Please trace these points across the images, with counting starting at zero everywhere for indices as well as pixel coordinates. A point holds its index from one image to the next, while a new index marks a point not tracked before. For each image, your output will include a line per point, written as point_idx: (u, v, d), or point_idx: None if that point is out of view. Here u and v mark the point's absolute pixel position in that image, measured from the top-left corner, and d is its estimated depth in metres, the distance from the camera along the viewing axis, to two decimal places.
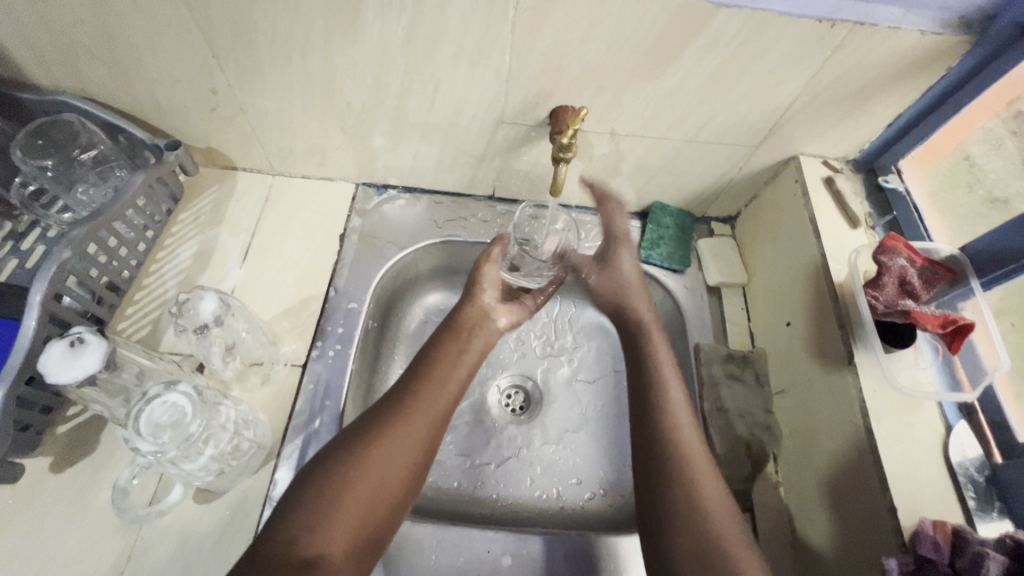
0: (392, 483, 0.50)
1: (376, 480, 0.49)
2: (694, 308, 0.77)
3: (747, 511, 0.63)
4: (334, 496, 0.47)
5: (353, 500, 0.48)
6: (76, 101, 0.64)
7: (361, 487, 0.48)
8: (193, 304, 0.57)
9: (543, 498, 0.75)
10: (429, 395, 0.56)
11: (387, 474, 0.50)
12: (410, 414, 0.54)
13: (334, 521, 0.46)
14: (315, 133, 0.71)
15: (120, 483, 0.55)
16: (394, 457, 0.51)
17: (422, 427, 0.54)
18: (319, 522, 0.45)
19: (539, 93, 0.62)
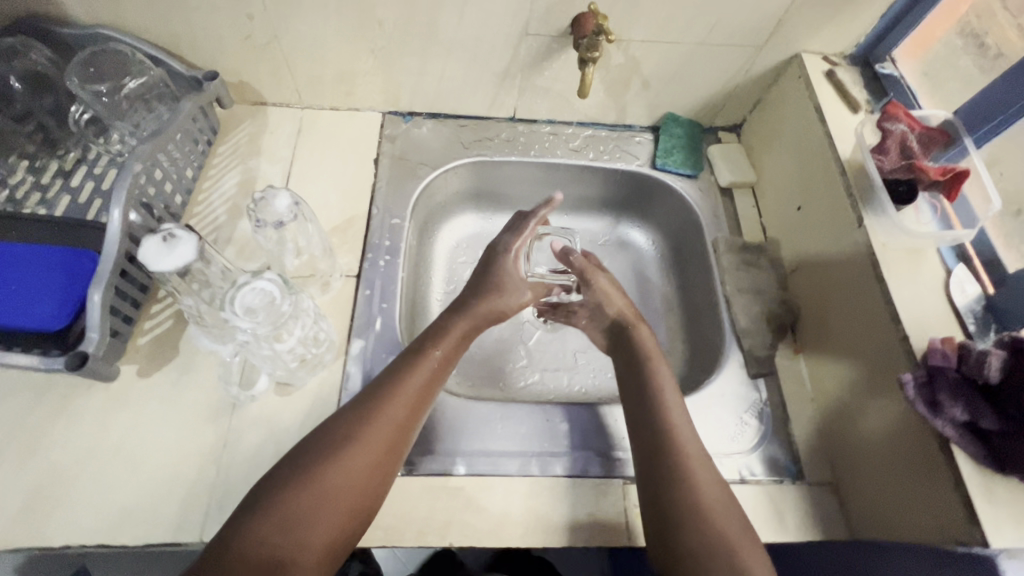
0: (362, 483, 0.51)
1: (335, 503, 0.49)
2: (710, 207, 0.83)
3: (773, 374, 0.70)
4: (305, 500, 0.48)
5: (326, 506, 0.48)
6: (121, 35, 0.68)
7: (316, 511, 0.48)
8: (267, 202, 0.64)
9: (582, 391, 0.82)
10: (394, 412, 0.54)
11: (346, 497, 0.49)
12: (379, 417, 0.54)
13: (308, 526, 0.47)
14: (346, 58, 0.74)
15: (224, 361, 0.62)
16: (354, 471, 0.50)
17: (385, 442, 0.53)
18: (290, 527, 0.46)
19: (562, 0, 0.66)
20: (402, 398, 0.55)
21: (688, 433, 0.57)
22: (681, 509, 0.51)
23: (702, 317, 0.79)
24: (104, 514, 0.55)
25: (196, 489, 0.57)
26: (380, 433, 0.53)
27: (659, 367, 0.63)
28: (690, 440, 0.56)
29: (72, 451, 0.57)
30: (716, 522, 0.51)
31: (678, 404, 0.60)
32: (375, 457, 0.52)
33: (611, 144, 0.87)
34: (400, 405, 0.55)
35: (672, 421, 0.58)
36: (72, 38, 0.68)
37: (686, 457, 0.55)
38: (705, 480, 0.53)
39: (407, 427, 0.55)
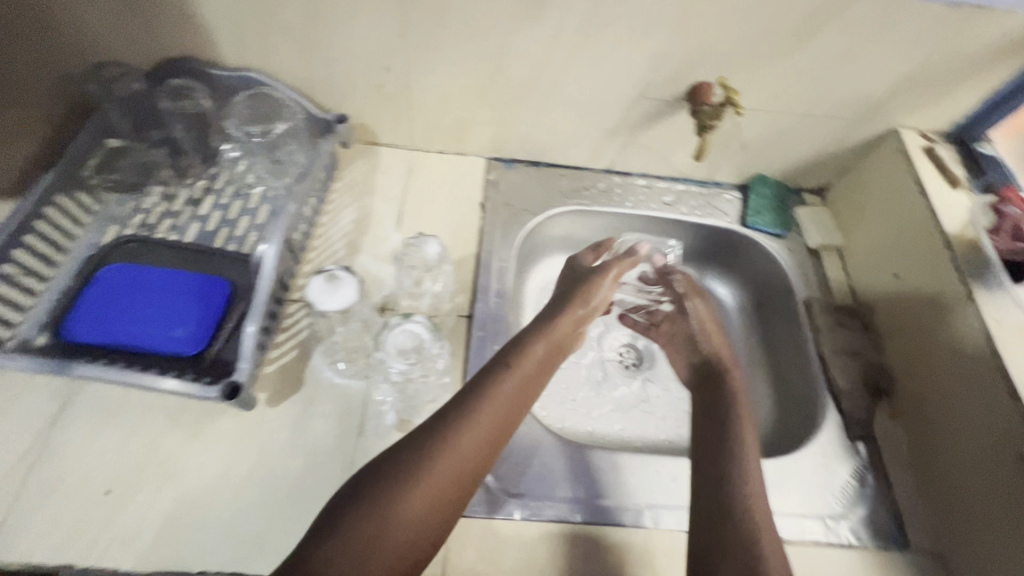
0: (457, 487, 0.51)
1: (408, 528, 0.47)
2: (799, 266, 0.85)
3: (873, 437, 0.71)
4: (403, 497, 0.48)
5: (420, 504, 0.48)
6: (267, 79, 0.73)
7: (386, 529, 0.46)
8: (419, 247, 0.72)
9: (668, 440, 0.84)
10: (473, 439, 0.53)
11: (434, 499, 0.49)
12: (479, 420, 0.54)
13: (400, 518, 0.47)
14: (467, 108, 0.79)
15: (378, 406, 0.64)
16: (454, 471, 0.51)
17: (482, 446, 0.53)
18: (386, 518, 0.46)
19: (685, 70, 0.71)
20: (482, 427, 0.54)
21: (752, 459, 0.60)
22: (724, 531, 0.54)
23: (793, 374, 0.81)
24: (237, 543, 0.55)
25: None
26: (458, 457, 0.51)
27: (739, 405, 0.67)
28: (750, 460, 0.60)
29: (207, 477, 0.58)
30: (757, 543, 0.52)
31: (747, 433, 0.63)
32: (450, 481, 0.50)
33: (701, 200, 0.90)
34: (480, 432, 0.53)
35: (741, 448, 0.61)
36: (221, 79, 0.73)
37: (739, 473, 0.58)
38: (755, 489, 0.57)
39: (497, 439, 0.55)
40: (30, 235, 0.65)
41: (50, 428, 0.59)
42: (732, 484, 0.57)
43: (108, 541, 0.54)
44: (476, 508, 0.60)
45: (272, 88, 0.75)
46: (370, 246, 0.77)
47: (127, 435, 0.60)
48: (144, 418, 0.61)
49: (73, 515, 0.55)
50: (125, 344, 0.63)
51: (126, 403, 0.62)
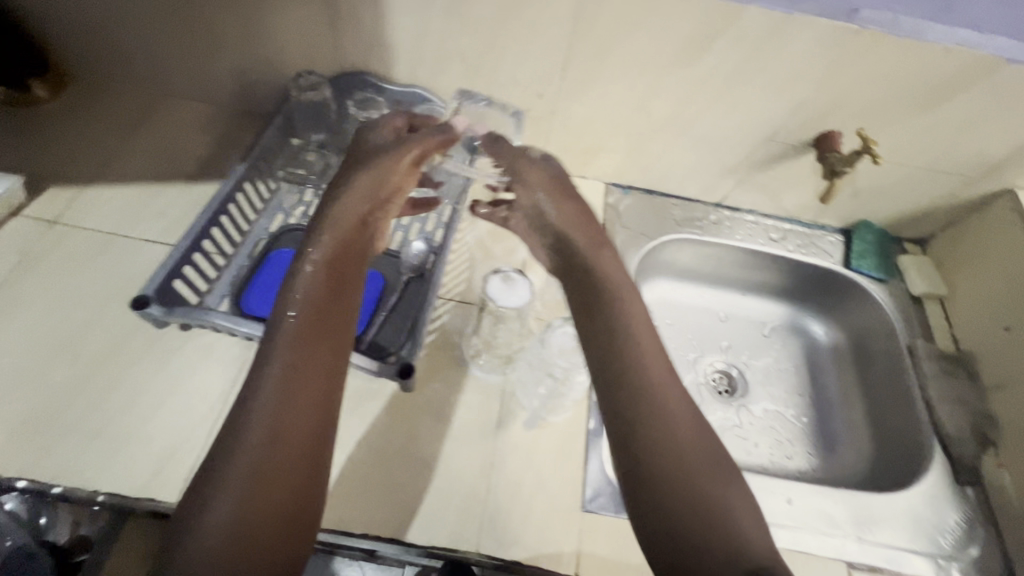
0: (291, 450, 0.46)
1: (246, 460, 0.44)
2: (902, 312, 0.88)
3: (982, 485, 0.73)
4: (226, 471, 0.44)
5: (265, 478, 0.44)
6: (432, 97, 0.81)
7: (261, 458, 0.45)
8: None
9: (761, 467, 0.86)
10: (300, 364, 0.50)
11: (254, 467, 0.44)
12: (263, 371, 0.49)
13: (223, 490, 0.43)
14: (601, 136, 0.85)
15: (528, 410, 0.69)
16: (280, 422, 0.46)
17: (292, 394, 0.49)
18: (230, 499, 0.43)
19: (818, 120, 0.76)
20: (297, 354, 0.51)
21: (683, 415, 0.51)
22: (678, 510, 0.46)
23: (894, 416, 0.83)
24: (395, 513, 0.61)
25: (472, 503, 0.62)
26: (304, 379, 0.50)
27: (649, 358, 0.55)
28: (682, 427, 0.50)
29: (367, 450, 0.64)
30: (734, 505, 0.46)
31: (652, 393, 0.52)
32: (278, 397, 0.48)
33: (805, 240, 0.95)
34: (287, 353, 0.51)
35: (635, 399, 0.52)
36: (391, 93, 0.81)
37: (677, 438, 0.49)
38: (665, 458, 0.48)
39: (320, 383, 0.50)
40: (224, 215, 0.72)
41: (229, 391, 0.66)
42: (663, 450, 0.49)
43: None
44: (605, 507, 0.64)
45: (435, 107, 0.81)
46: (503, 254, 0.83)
47: None
48: None
49: None
50: None
51: None
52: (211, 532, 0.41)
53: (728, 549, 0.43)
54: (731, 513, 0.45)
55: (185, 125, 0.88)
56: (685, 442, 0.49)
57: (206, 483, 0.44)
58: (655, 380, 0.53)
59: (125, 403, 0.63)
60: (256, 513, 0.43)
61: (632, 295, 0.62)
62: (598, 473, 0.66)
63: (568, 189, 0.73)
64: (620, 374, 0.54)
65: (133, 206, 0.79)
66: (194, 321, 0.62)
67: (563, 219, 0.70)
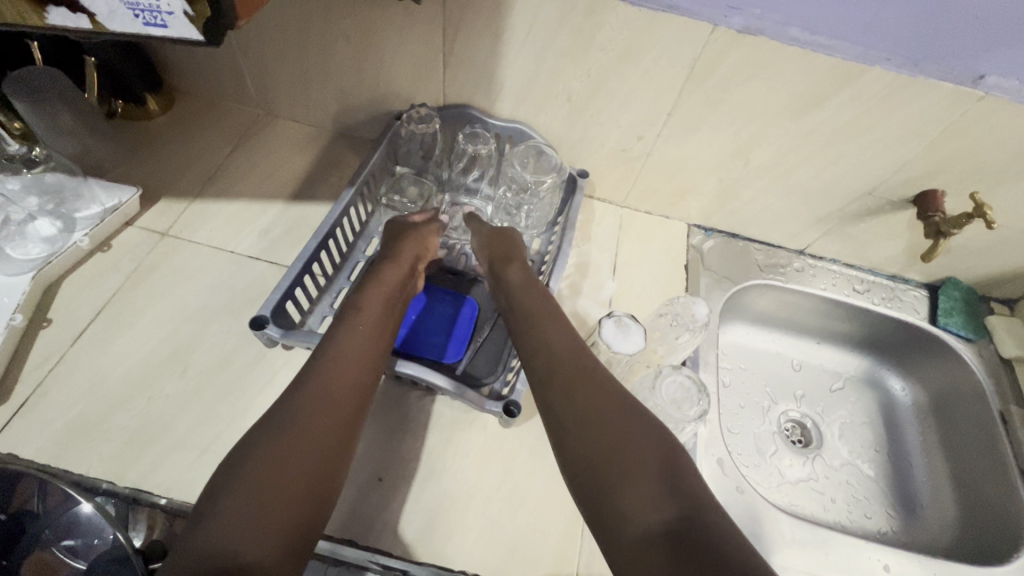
0: (297, 459, 0.48)
1: (280, 443, 0.48)
2: (993, 375, 0.86)
3: None
4: (256, 478, 0.46)
5: (256, 481, 0.46)
6: (533, 134, 0.83)
7: (287, 445, 0.48)
8: (689, 309, 0.74)
9: (838, 524, 0.84)
10: (335, 385, 0.54)
11: (266, 472, 0.46)
12: (316, 397, 0.53)
13: (239, 490, 0.45)
14: (692, 180, 0.86)
15: None
16: (294, 438, 0.49)
17: (316, 418, 0.51)
18: (240, 495, 0.45)
19: (923, 179, 0.76)
20: (339, 358, 0.57)
21: (613, 406, 0.53)
22: (601, 498, 0.48)
23: (985, 484, 0.81)
24: (494, 550, 0.61)
25: (568, 545, 0.62)
26: (336, 386, 0.54)
27: (558, 366, 0.58)
28: (621, 417, 0.52)
29: (463, 481, 0.65)
30: (620, 486, 0.47)
31: (594, 399, 0.54)
32: (319, 392, 0.53)
33: (889, 294, 0.94)
34: (338, 356, 0.57)
35: (574, 399, 0.54)
36: (494, 127, 0.83)
37: (636, 427, 0.51)
38: (615, 448, 0.49)
39: (342, 413, 0.53)
40: (331, 239, 0.74)
41: None
42: (609, 441, 0.50)
43: (384, 526, 0.60)
44: None
45: (537, 145, 0.83)
46: (590, 290, 0.84)
47: (393, 431, 0.67)
48: (406, 417, 0.68)
49: (355, 495, 0.62)
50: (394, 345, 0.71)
51: (393, 399, 0.69)
52: (225, 514, 0.43)
53: (666, 520, 0.44)
54: (677, 488, 0.46)
55: (286, 146, 0.92)
56: (642, 432, 0.51)
57: (231, 470, 0.47)
58: (561, 382, 0.56)
59: (232, 418, 0.65)
60: (263, 521, 0.44)
61: (547, 318, 0.64)
62: None
63: (510, 244, 0.75)
64: (540, 381, 0.58)
65: (238, 222, 0.82)
66: (309, 343, 0.64)
67: (495, 263, 0.73)
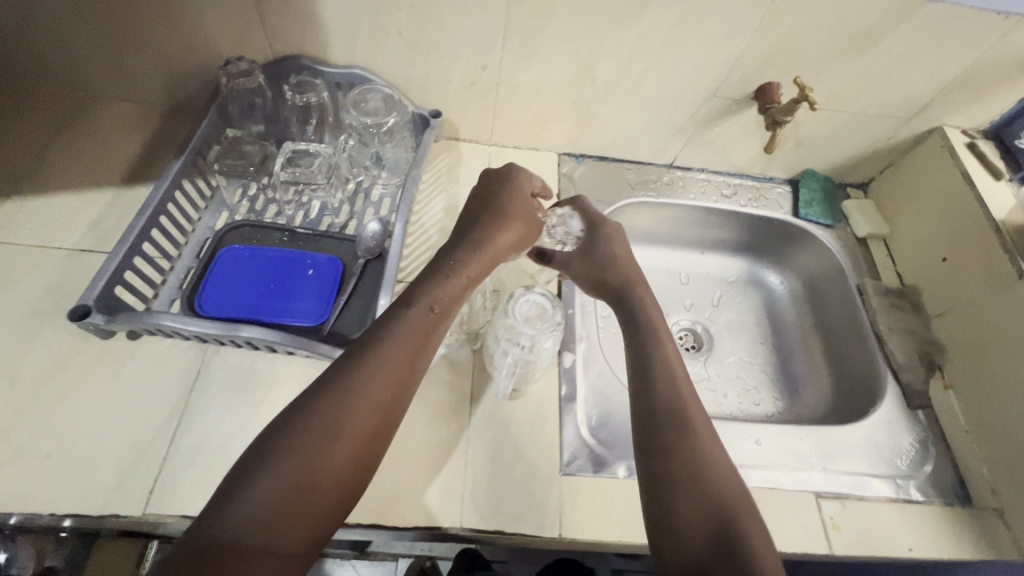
0: (336, 459, 0.45)
1: (318, 441, 0.45)
2: (848, 254, 0.92)
3: (930, 407, 0.77)
4: (299, 472, 0.43)
5: (290, 474, 0.43)
6: (369, 74, 0.78)
7: (321, 453, 0.45)
8: (565, 224, 0.80)
9: (732, 415, 0.88)
10: (380, 380, 0.50)
11: (301, 464, 0.44)
12: (360, 392, 0.48)
13: (276, 475, 0.43)
14: (548, 106, 0.85)
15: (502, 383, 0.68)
16: (337, 438, 0.46)
17: (362, 416, 0.47)
18: (270, 482, 0.42)
19: (757, 72, 0.77)
20: (390, 354, 0.51)
21: (697, 418, 0.54)
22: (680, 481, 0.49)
23: (850, 351, 0.88)
24: (375, 497, 0.60)
25: (450, 478, 0.63)
26: (379, 386, 0.49)
27: (675, 370, 0.59)
28: (701, 429, 0.53)
29: None
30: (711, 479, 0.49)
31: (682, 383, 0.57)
32: (360, 404, 0.48)
33: (755, 194, 0.98)
34: (383, 364, 0.50)
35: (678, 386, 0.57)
36: (328, 75, 0.79)
37: (691, 438, 0.52)
38: (691, 444, 0.52)
39: (382, 412, 0.49)
40: (163, 214, 0.69)
41: (188, 396, 0.63)
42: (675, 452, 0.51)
43: None
44: (586, 466, 0.65)
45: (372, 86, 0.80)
46: None
47: (260, 404, 0.64)
48: (271, 387, 0.65)
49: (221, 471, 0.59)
50: (249, 316, 0.68)
51: (256, 373, 0.66)
52: (242, 524, 0.41)
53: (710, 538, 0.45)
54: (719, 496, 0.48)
55: (114, 126, 0.84)
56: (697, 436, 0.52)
57: (262, 452, 0.44)
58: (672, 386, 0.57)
59: (75, 420, 0.60)
60: (284, 515, 0.42)
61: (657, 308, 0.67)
62: (574, 436, 0.67)
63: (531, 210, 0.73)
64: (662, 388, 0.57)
65: (65, 214, 0.74)
66: (140, 327, 0.60)
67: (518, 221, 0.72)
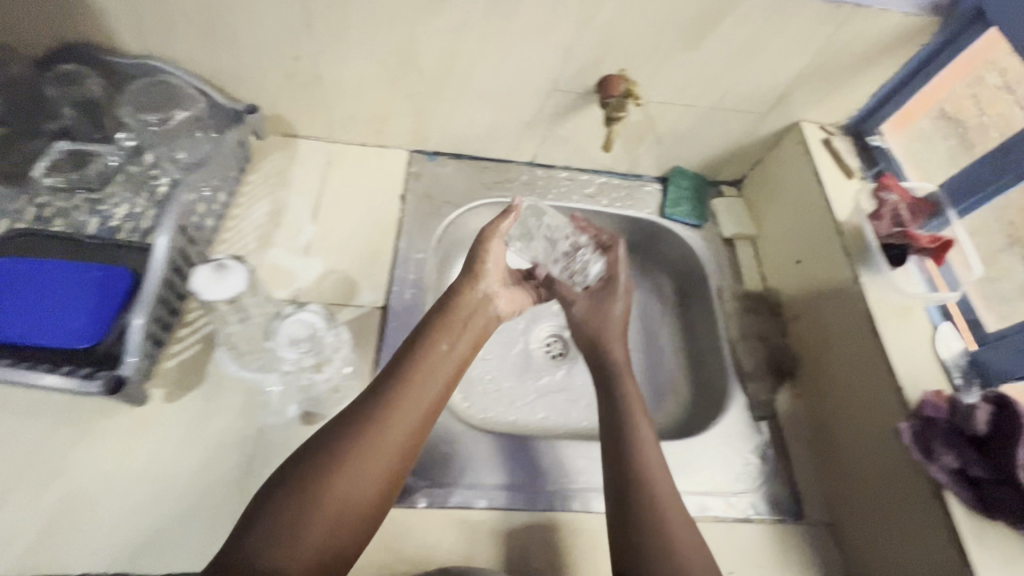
0: (342, 523, 0.45)
1: (331, 507, 0.45)
2: (713, 256, 0.89)
3: (775, 417, 0.74)
4: (281, 541, 0.43)
5: (305, 539, 0.43)
6: (168, 67, 0.70)
7: (314, 523, 0.44)
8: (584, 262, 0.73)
9: (590, 427, 0.85)
10: (405, 441, 0.50)
11: (329, 524, 0.45)
12: (369, 452, 0.48)
13: (279, 546, 0.43)
14: (382, 101, 0.78)
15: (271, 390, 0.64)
16: (339, 502, 0.45)
17: (373, 478, 0.47)
18: (282, 549, 0.42)
19: (592, 64, 0.72)
20: (405, 410, 0.51)
21: (662, 473, 0.56)
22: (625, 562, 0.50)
23: (705, 358, 0.84)
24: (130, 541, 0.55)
25: (223, 516, 0.57)
26: (382, 450, 0.48)
27: (642, 424, 0.60)
28: (667, 489, 0.55)
29: (100, 475, 0.57)
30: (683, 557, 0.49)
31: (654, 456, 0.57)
32: (394, 447, 0.49)
33: (622, 192, 0.93)
34: (399, 425, 0.50)
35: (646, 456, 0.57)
36: (119, 66, 0.69)
37: (661, 503, 0.53)
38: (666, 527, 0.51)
39: (387, 474, 0.48)
40: None
41: None
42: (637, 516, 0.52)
43: None
44: None
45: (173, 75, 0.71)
46: (284, 240, 0.76)
47: (11, 438, 0.58)
48: (25, 420, 0.59)
49: None
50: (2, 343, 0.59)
51: (14, 403, 0.60)
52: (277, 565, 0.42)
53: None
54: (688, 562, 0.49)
55: None
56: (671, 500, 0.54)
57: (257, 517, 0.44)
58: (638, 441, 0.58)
59: None
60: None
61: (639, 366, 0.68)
62: None
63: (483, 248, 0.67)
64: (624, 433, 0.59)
65: None
66: None
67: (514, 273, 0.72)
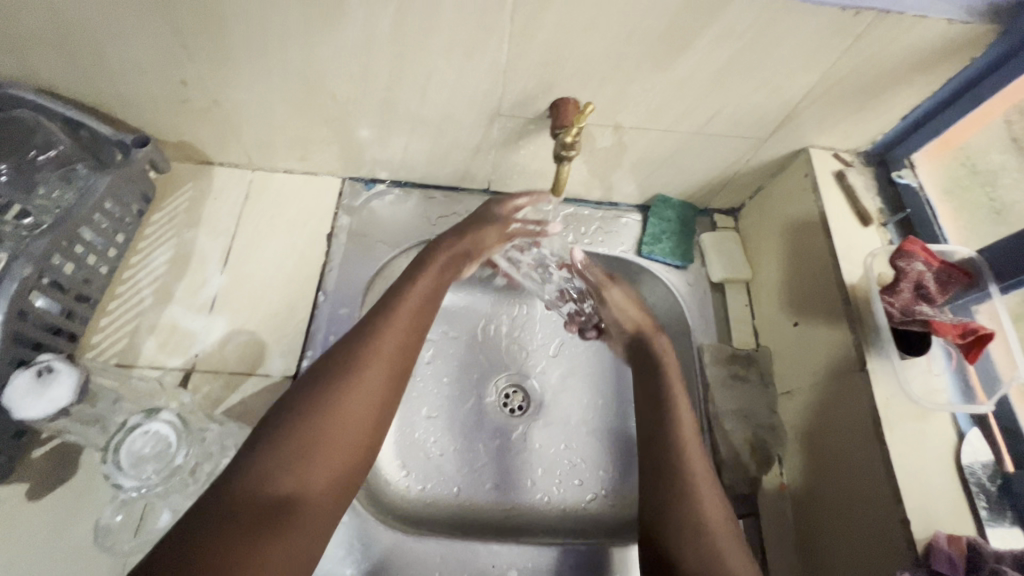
0: (353, 437, 0.47)
1: (339, 422, 0.46)
2: (698, 305, 0.74)
3: (754, 515, 0.62)
4: (295, 456, 0.44)
5: (321, 452, 0.45)
6: (30, 95, 0.57)
7: (321, 438, 0.45)
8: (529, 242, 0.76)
9: (545, 501, 0.72)
10: (401, 357, 0.52)
11: (342, 445, 0.46)
12: (369, 364, 0.50)
13: (301, 467, 0.44)
14: (298, 126, 0.66)
15: (102, 522, 0.52)
16: (345, 417, 0.47)
17: (376, 392, 0.49)
18: (286, 465, 0.43)
19: (539, 85, 0.58)
20: (395, 325, 0.53)
21: (705, 478, 0.54)
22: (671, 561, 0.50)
23: None
24: None
25: None
26: (385, 352, 0.51)
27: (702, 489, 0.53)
28: (721, 527, 0.51)
29: None
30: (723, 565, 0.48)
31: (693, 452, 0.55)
32: (387, 367, 0.51)
33: (594, 225, 0.78)
34: (395, 337, 0.53)
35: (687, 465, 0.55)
36: None
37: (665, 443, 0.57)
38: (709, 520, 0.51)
39: (393, 389, 0.51)
40: None
41: None
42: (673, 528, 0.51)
43: None
44: None
45: (23, 106, 0.58)
46: (186, 293, 0.66)
47: None
48: None
49: None
50: None
51: None
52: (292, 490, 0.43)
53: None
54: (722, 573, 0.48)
55: None
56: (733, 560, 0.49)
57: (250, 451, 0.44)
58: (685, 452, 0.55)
59: None
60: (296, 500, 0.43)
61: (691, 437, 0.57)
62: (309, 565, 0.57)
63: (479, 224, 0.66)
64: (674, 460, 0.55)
65: None
66: None
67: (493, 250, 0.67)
